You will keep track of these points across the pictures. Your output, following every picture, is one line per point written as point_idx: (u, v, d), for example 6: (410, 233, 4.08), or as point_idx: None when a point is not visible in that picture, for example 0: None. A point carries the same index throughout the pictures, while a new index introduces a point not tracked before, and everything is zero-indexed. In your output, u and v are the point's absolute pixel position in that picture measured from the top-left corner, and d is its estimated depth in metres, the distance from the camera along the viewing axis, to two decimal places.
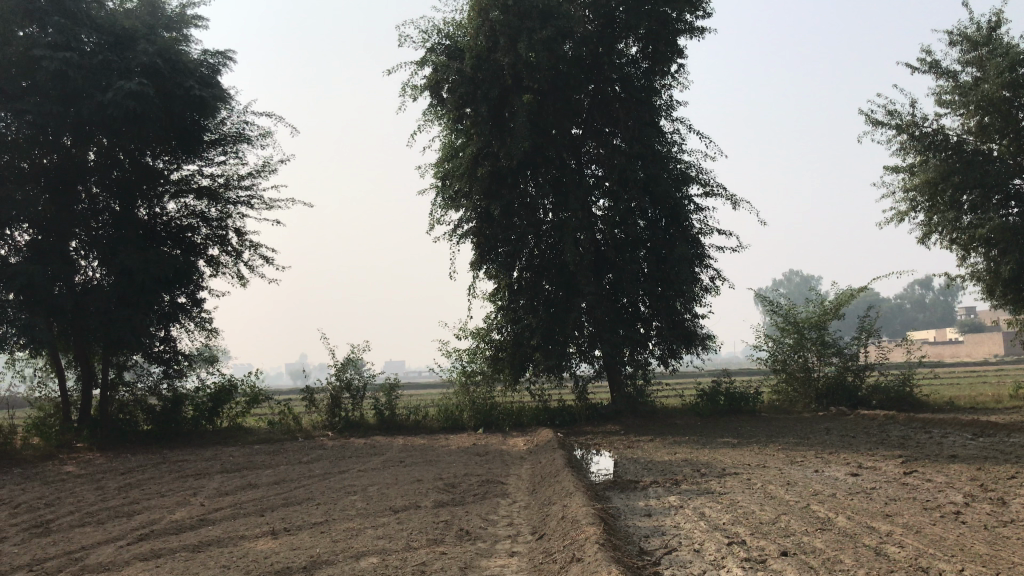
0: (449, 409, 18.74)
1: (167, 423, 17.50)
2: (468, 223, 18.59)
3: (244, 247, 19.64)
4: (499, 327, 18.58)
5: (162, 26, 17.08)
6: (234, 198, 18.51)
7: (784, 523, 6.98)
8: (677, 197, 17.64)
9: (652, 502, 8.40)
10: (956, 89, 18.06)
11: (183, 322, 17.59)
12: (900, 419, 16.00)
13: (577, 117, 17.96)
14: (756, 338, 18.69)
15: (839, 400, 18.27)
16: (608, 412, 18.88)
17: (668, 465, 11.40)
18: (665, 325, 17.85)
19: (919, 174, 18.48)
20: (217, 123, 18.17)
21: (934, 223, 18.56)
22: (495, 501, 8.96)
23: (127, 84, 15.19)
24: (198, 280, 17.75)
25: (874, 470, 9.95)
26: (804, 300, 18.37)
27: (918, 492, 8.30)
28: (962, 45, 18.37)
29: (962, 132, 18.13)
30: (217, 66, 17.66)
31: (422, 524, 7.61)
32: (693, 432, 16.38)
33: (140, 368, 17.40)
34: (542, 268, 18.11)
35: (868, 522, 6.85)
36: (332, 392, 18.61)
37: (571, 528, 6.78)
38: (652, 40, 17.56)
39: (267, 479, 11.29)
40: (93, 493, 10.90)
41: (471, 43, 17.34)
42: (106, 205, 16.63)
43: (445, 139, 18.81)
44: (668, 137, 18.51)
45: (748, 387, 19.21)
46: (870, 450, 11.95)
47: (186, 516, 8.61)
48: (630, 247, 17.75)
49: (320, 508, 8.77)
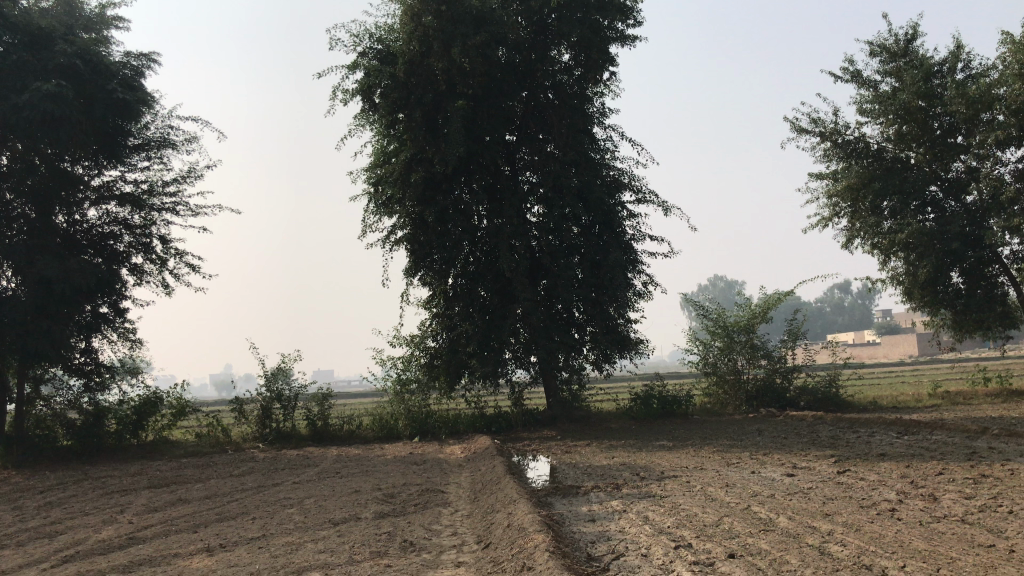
0: (384, 418, 18.53)
1: (88, 438, 16.72)
2: (402, 230, 18.42)
3: (169, 254, 19.07)
4: (434, 334, 18.43)
5: (80, 27, 16.42)
6: (159, 205, 17.98)
7: (728, 525, 7.02)
8: (610, 203, 17.78)
9: (596, 507, 8.41)
10: (876, 98, 18.63)
11: (105, 333, 16.96)
12: (828, 419, 16.41)
13: (511, 123, 17.94)
14: (687, 343, 18.96)
15: (768, 402, 18.61)
16: (544, 418, 18.88)
17: (607, 470, 11.43)
18: (600, 330, 17.91)
19: (842, 180, 18.94)
20: (141, 127, 17.63)
21: (856, 228, 19.11)
22: (437, 511, 8.84)
23: (44, 86, 14.63)
24: (121, 289, 17.16)
25: (808, 470, 10.14)
26: (733, 304, 18.71)
27: (853, 490, 8.48)
28: (882, 56, 19.00)
29: (882, 140, 18.72)
30: (140, 68, 17.14)
31: (365, 537, 7.44)
32: (629, 436, 16.51)
33: (59, 382, 16.69)
34: (477, 275, 18.04)
35: (809, 522, 6.95)
36: (262, 403, 18.13)
37: (518, 536, 6.70)
38: (585, 47, 17.67)
39: (197, 494, 10.93)
40: (11, 513, 10.37)
41: (403, 48, 17.15)
42: (21, 212, 15.99)
43: (377, 144, 18.60)
44: (601, 144, 18.67)
45: (681, 391, 19.46)
46: (802, 450, 12.19)
47: (114, 536, 8.25)
48: (565, 253, 17.81)
49: (256, 522, 8.52)
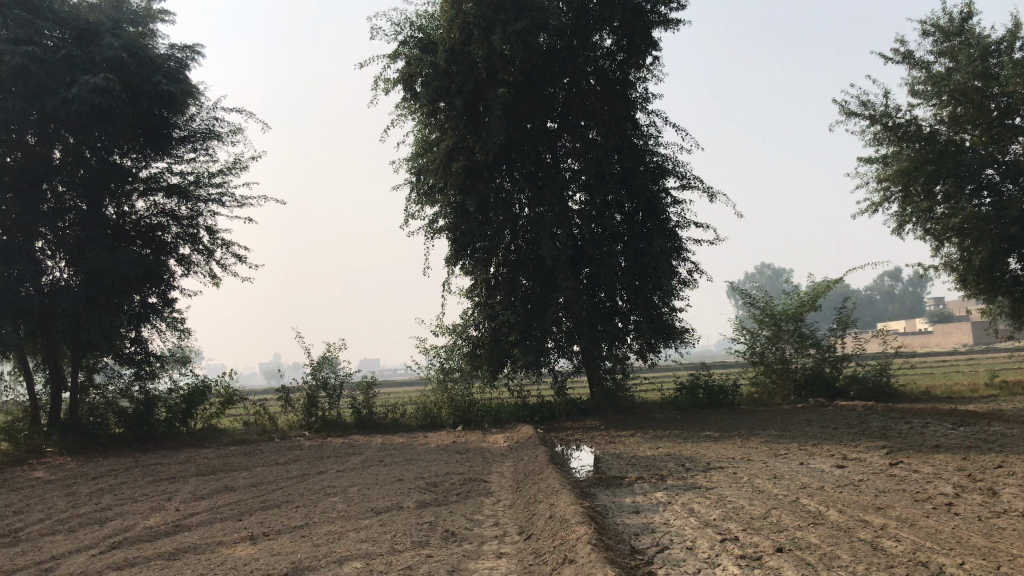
0: (427, 407, 18.60)
1: (139, 426, 17.00)
2: (444, 219, 18.41)
3: (216, 245, 19.30)
4: (476, 323, 18.43)
5: (127, 21, 16.64)
6: (205, 196, 18.19)
7: (775, 518, 6.85)
8: (653, 190, 17.53)
9: (639, 499, 8.28)
10: (929, 79, 18.09)
11: (154, 322, 17.22)
12: (879, 409, 16.03)
13: (552, 111, 17.80)
14: (733, 331, 18.66)
15: (817, 391, 18.25)
16: (588, 407, 18.74)
17: (652, 460, 11.29)
18: (644, 319, 17.72)
19: (893, 165, 18.50)
20: (187, 119, 17.85)
21: (908, 213, 18.63)
22: (479, 501, 8.79)
23: (92, 79, 14.84)
24: (169, 279, 17.41)
25: (859, 462, 9.88)
26: (781, 291, 18.32)
27: (907, 483, 8.24)
28: (935, 36, 18.45)
29: (935, 122, 18.19)
30: (184, 61, 17.32)
31: (406, 526, 7.42)
32: (673, 426, 16.31)
33: (111, 370, 17.03)
34: (519, 264, 17.97)
35: (861, 515, 6.75)
36: (308, 391, 18.32)
37: (560, 528, 6.60)
38: (627, 32, 17.41)
39: (243, 482, 11.03)
40: (63, 499, 10.57)
41: (443, 36, 17.09)
42: (73, 205, 16.20)
43: (419, 133, 18.61)
44: (644, 130, 18.42)
45: (727, 380, 19.18)
46: (852, 441, 11.92)
47: (160, 523, 8.33)
48: (607, 241, 17.64)
49: (300, 511, 8.54)
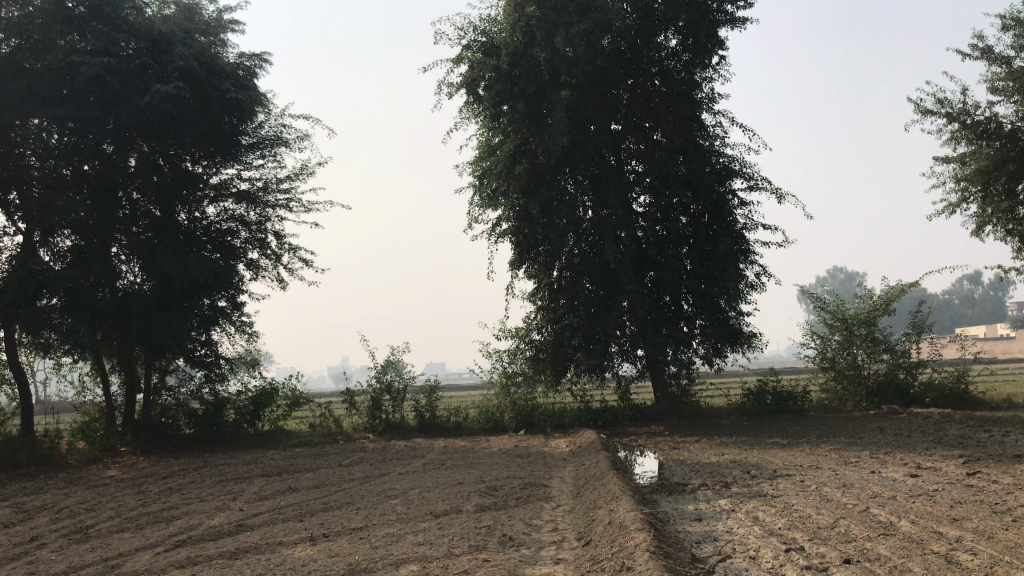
0: (490, 411, 18.61)
1: (208, 427, 17.39)
2: (507, 223, 18.42)
3: (283, 250, 19.65)
4: (540, 326, 18.38)
5: (199, 31, 17.08)
6: (273, 201, 18.56)
7: (844, 528, 6.61)
8: (719, 192, 17.20)
9: (702, 506, 8.10)
10: (1009, 75, 17.36)
11: (223, 325, 17.60)
12: (957, 417, 15.42)
13: (616, 112, 17.66)
14: (803, 336, 18.21)
15: (890, 398, 17.64)
16: (652, 412, 18.47)
17: (716, 467, 11.03)
18: (710, 323, 17.41)
19: (971, 164, 17.88)
20: (256, 126, 18.31)
21: (988, 214, 17.91)
22: (539, 505, 8.71)
23: (163, 88, 15.21)
24: (238, 284, 17.80)
25: (934, 471, 9.49)
26: (853, 295, 17.87)
27: (985, 494, 7.86)
28: (1016, 30, 17.71)
29: (1016, 119, 17.43)
30: (253, 69, 17.72)
31: (464, 529, 7.38)
32: (740, 432, 15.95)
33: (183, 373, 17.34)
34: (582, 267, 17.86)
35: (935, 527, 6.45)
36: (372, 395, 18.53)
37: (618, 535, 6.48)
38: (692, 32, 17.14)
39: (306, 483, 11.16)
40: (133, 497, 10.84)
41: (506, 40, 17.12)
42: (147, 211, 16.75)
43: (483, 136, 18.67)
44: (710, 131, 18.13)
45: (796, 386, 18.70)
46: (927, 450, 11.47)
47: (224, 522, 8.47)
48: (673, 243, 17.42)
49: (360, 513, 8.59)
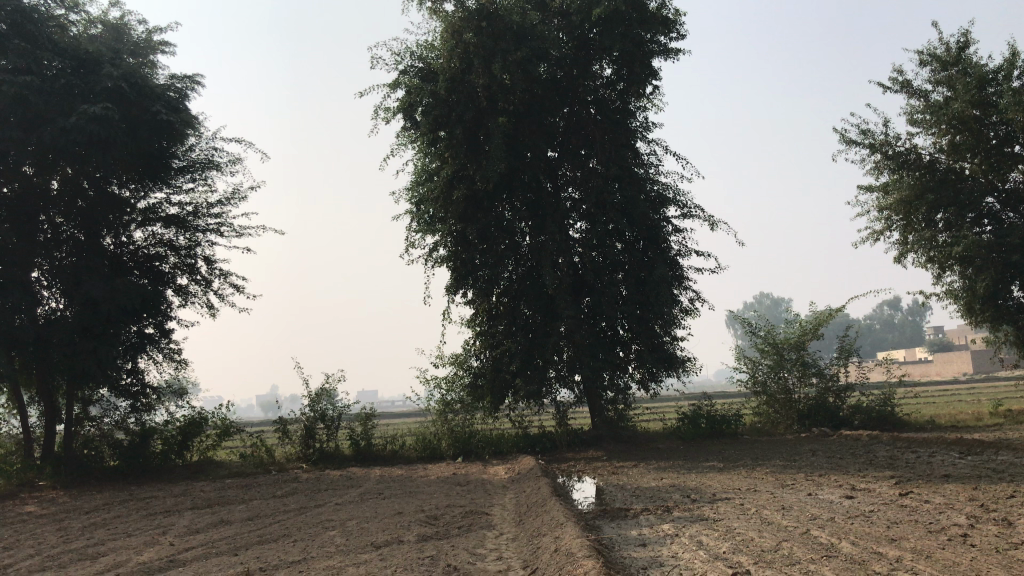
0: (427, 438, 18.38)
1: (134, 458, 16.74)
2: (444, 248, 18.34)
3: (213, 276, 19.18)
4: (477, 353, 18.32)
5: (127, 52, 16.66)
6: (203, 226, 18.13)
7: (787, 550, 6.67)
8: (655, 218, 17.44)
9: (646, 531, 8.10)
10: (927, 108, 18.12)
11: (150, 353, 17.05)
12: (885, 438, 15.82)
13: (552, 139, 17.82)
14: (736, 360, 18.50)
15: (820, 421, 18.01)
16: (589, 438, 18.49)
17: (656, 491, 11.07)
18: (645, 348, 17.58)
19: (893, 193, 18.54)
20: (186, 149, 17.89)
21: (909, 241, 18.56)
22: (482, 534, 8.60)
23: (90, 108, 14.73)
24: (166, 310, 17.28)
25: (868, 492, 9.70)
26: (783, 320, 18.22)
27: (919, 514, 8.05)
28: (932, 65, 18.52)
29: (934, 151, 18.17)
30: (184, 90, 17.34)
31: (407, 560, 7.21)
32: (677, 456, 16.07)
33: (107, 403, 16.90)
34: (519, 292, 17.90)
35: (875, 547, 6.56)
36: (306, 423, 18.03)
37: (565, 562, 6.41)
38: (627, 62, 17.47)
39: (240, 515, 10.79)
40: (54, 535, 10.32)
41: (443, 66, 17.14)
42: (71, 235, 16.20)
43: (420, 162, 18.61)
44: (644, 159, 18.43)
45: (730, 410, 18.96)
46: (860, 471, 11.72)
47: (154, 558, 8.12)
48: (609, 269, 17.57)
49: (297, 545, 8.34)
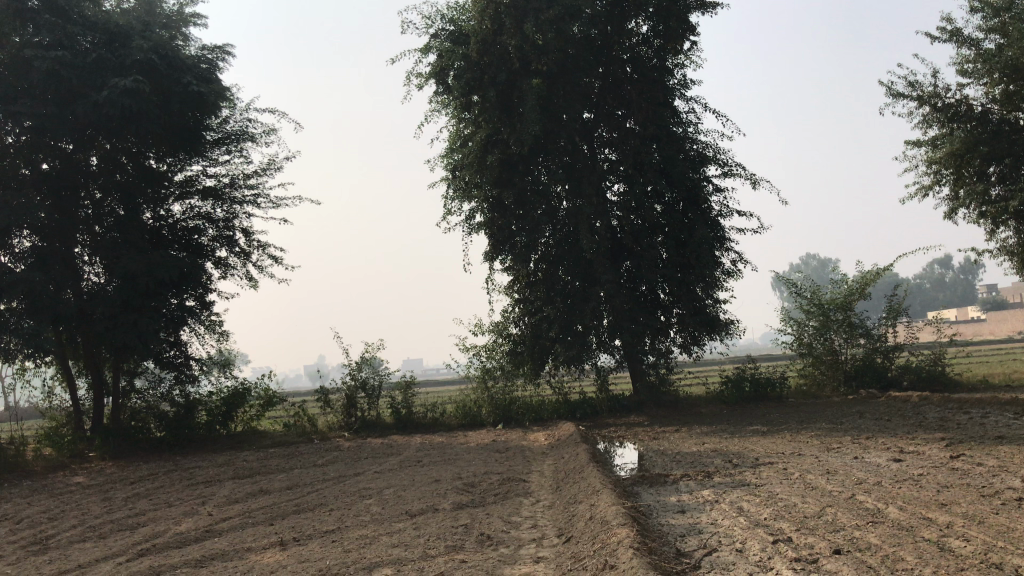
0: (467, 406, 18.37)
1: (180, 430, 16.92)
2: (480, 215, 18.18)
3: (253, 247, 19.25)
4: (517, 320, 18.18)
5: (159, 24, 16.62)
6: (240, 198, 18.15)
7: (831, 517, 6.42)
8: (694, 179, 17.03)
9: (685, 497, 7.91)
10: (978, 57, 17.36)
11: (192, 325, 17.22)
12: (935, 399, 15.38)
13: (588, 100, 17.45)
14: (780, 322, 18.11)
15: (868, 383, 17.59)
16: (631, 403, 18.31)
17: (697, 457, 10.86)
18: (687, 311, 17.27)
19: (943, 147, 17.86)
20: (220, 122, 17.94)
21: (960, 196, 17.91)
22: (518, 502, 8.48)
23: (121, 82, 14.71)
24: (206, 282, 17.40)
25: (918, 455, 9.37)
26: (829, 280, 17.74)
27: (970, 477, 7.74)
28: (984, 12, 17.69)
29: (987, 101, 17.40)
30: (215, 62, 17.30)
31: (440, 529, 7.11)
32: (720, 420, 15.80)
33: (151, 376, 17.07)
34: (558, 257, 17.69)
35: (924, 513, 6.28)
36: (347, 392, 18.15)
37: (600, 530, 6.25)
38: (663, 17, 16.97)
39: (280, 485, 10.84)
40: (98, 505, 10.47)
41: (475, 28, 16.83)
42: (111, 210, 16.24)
43: (454, 128, 18.41)
44: (684, 118, 17.98)
45: (774, 373, 18.62)
46: (909, 433, 11.39)
47: (192, 528, 8.14)
48: (648, 232, 17.25)
49: (332, 514, 8.31)
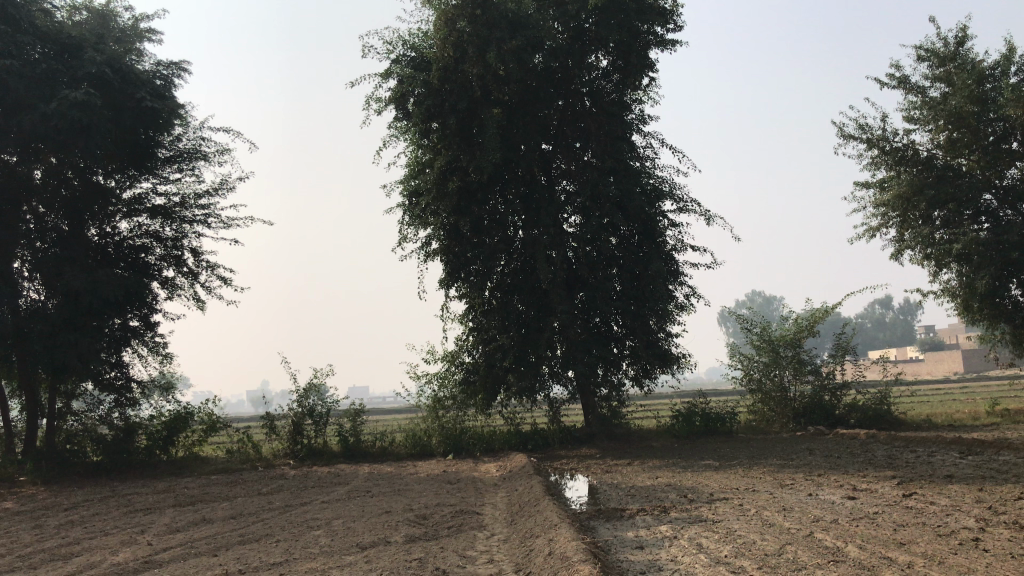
0: (417, 435, 18.09)
1: (118, 454, 16.28)
2: (436, 242, 18.03)
3: (201, 268, 18.81)
4: (470, 349, 17.97)
5: (113, 38, 16.26)
6: (190, 217, 17.73)
7: (792, 555, 6.37)
8: (650, 213, 17.14)
9: (642, 533, 7.80)
10: (925, 104, 17.84)
11: (135, 346, 16.72)
12: (882, 437, 15.56)
13: (546, 132, 17.48)
14: (731, 358, 18.21)
15: (816, 420, 17.73)
16: (582, 435, 18.19)
17: (652, 491, 10.77)
18: (640, 344, 17.28)
19: (890, 189, 18.28)
20: (173, 139, 17.56)
21: (906, 238, 18.31)
22: (472, 535, 8.27)
23: (72, 94, 14.34)
24: (151, 302, 16.91)
25: (871, 493, 9.40)
26: (778, 317, 17.91)
27: (925, 516, 7.75)
28: (930, 61, 18.22)
29: (932, 147, 17.88)
30: (170, 78, 16.95)
31: (392, 563, 6.87)
32: (672, 455, 15.76)
33: (90, 398, 16.43)
34: (513, 287, 17.58)
35: (884, 552, 6.26)
36: (294, 419, 17.68)
37: (560, 566, 6.09)
38: (623, 53, 17.12)
39: (223, 514, 10.46)
40: (29, 532, 9.97)
41: (436, 55, 16.77)
42: (54, 225, 15.78)
43: (412, 154, 18.30)
44: (641, 152, 18.12)
45: (724, 408, 18.70)
46: (860, 471, 11.44)
47: (130, 558, 7.76)
48: (603, 265, 17.26)
49: (280, 546, 8.01)
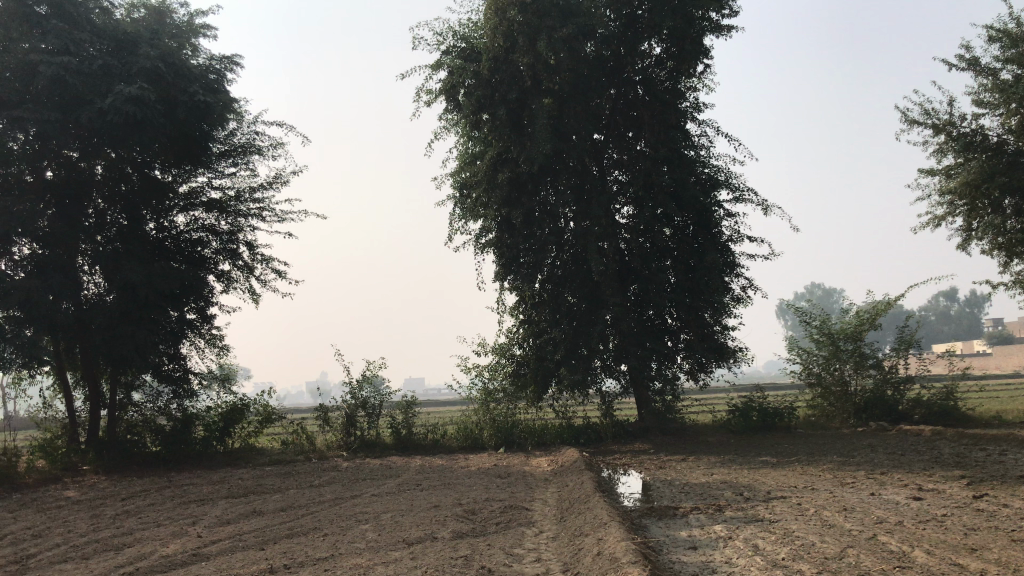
0: (469, 428, 18.01)
1: (175, 445, 16.55)
2: (487, 234, 17.92)
3: (256, 261, 18.99)
4: (521, 341, 17.81)
5: (168, 34, 16.44)
6: (245, 211, 17.88)
7: (854, 559, 6.05)
8: (705, 202, 16.75)
9: (696, 532, 7.54)
10: (995, 87, 17.07)
11: (192, 338, 16.94)
12: (949, 434, 14.97)
13: (598, 122, 17.24)
14: (789, 351, 17.73)
15: (878, 416, 17.16)
16: (636, 430, 17.87)
17: (706, 488, 10.50)
18: (695, 337, 16.93)
19: (957, 176, 17.55)
20: (227, 134, 17.75)
21: (974, 227, 17.58)
22: (520, 532, 8.13)
23: (127, 89, 14.50)
24: (208, 295, 17.11)
25: (938, 494, 8.97)
26: (838, 309, 17.36)
27: (998, 520, 7.34)
28: (1002, 42, 17.43)
29: (1003, 132, 17.08)
30: (223, 72, 17.11)
31: (439, 560, 6.75)
32: (728, 450, 15.38)
33: (150, 389, 16.70)
34: (564, 279, 17.38)
35: (954, 559, 5.91)
36: (347, 410, 17.81)
37: (609, 568, 5.88)
38: (677, 39, 16.52)
39: (273, 506, 10.49)
40: (86, 522, 10.11)
41: (486, 45, 16.65)
42: (114, 220, 16.11)
43: (463, 146, 18.23)
44: (696, 140, 17.72)
45: (782, 403, 18.23)
46: (926, 470, 10.96)
47: (179, 550, 7.79)
48: (656, 257, 17.00)
49: (327, 540, 7.95)
